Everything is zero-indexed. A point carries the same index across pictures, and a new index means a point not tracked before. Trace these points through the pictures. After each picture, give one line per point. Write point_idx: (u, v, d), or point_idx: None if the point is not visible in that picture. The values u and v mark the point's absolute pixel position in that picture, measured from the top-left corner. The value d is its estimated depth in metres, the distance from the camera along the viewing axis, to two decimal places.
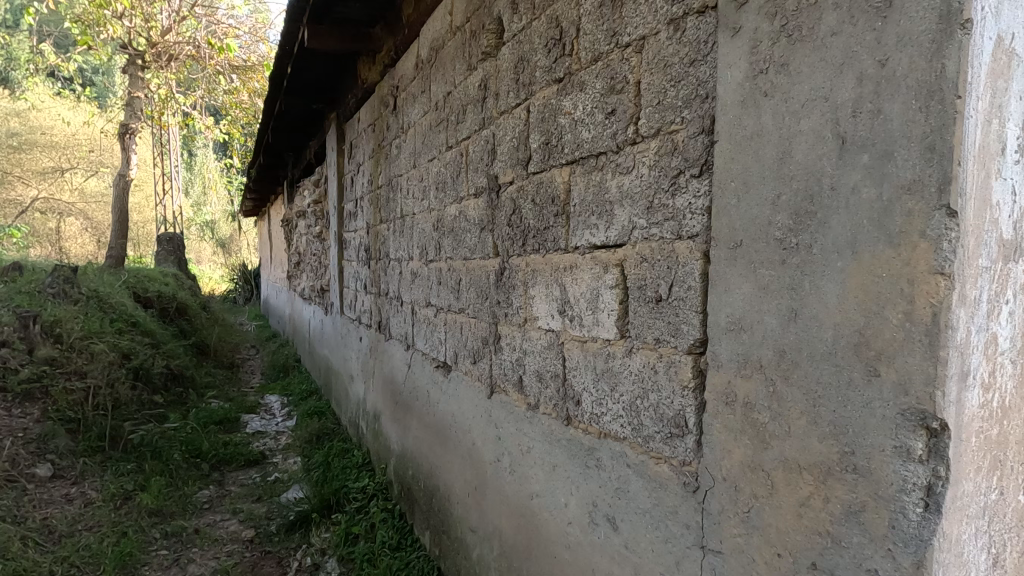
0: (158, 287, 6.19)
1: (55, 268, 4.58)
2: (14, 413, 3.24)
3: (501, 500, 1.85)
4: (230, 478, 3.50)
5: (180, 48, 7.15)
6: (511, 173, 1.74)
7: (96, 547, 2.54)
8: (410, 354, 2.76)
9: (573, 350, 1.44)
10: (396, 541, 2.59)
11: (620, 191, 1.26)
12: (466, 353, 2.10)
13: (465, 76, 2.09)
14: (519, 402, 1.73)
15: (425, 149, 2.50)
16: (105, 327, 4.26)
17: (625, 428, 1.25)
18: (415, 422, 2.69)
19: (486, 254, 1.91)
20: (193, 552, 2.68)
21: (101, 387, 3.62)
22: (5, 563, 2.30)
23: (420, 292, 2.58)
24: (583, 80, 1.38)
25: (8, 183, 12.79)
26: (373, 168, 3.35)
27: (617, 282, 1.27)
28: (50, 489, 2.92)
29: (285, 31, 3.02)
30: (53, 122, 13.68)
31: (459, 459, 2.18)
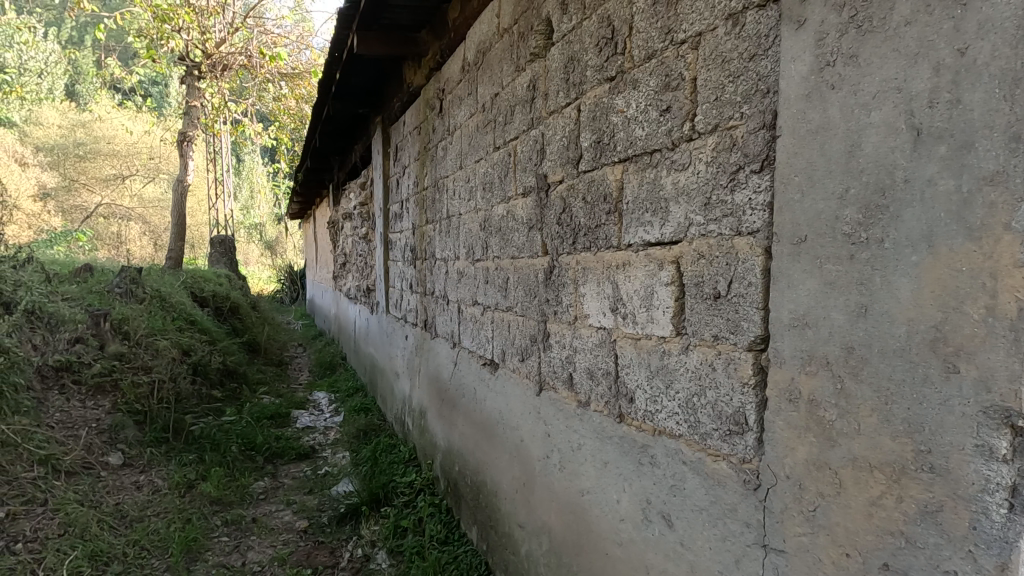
0: (212, 287, 6.47)
1: (122, 269, 4.86)
2: (88, 405, 3.40)
3: (550, 496, 1.87)
4: (283, 471, 3.64)
5: (233, 59, 7.44)
6: (561, 172, 1.76)
7: (164, 532, 2.69)
8: (456, 352, 2.81)
9: (625, 347, 1.44)
10: (443, 535, 2.64)
11: (675, 187, 1.25)
12: (514, 350, 2.12)
13: (512, 77, 2.12)
14: (568, 399, 1.74)
15: (471, 150, 2.54)
16: (167, 325, 4.50)
17: (681, 425, 1.25)
18: (461, 419, 2.74)
19: (535, 253, 1.93)
20: (251, 541, 2.82)
21: (165, 382, 3.84)
22: (85, 543, 2.45)
23: (466, 291, 2.62)
24: (637, 78, 1.38)
25: (75, 190, 13.41)
26: (419, 169, 3.42)
27: (672, 279, 1.27)
28: (121, 476, 3.09)
29: (336, 38, 3.12)
30: (115, 131, 14.73)
31: (507, 456, 2.21)
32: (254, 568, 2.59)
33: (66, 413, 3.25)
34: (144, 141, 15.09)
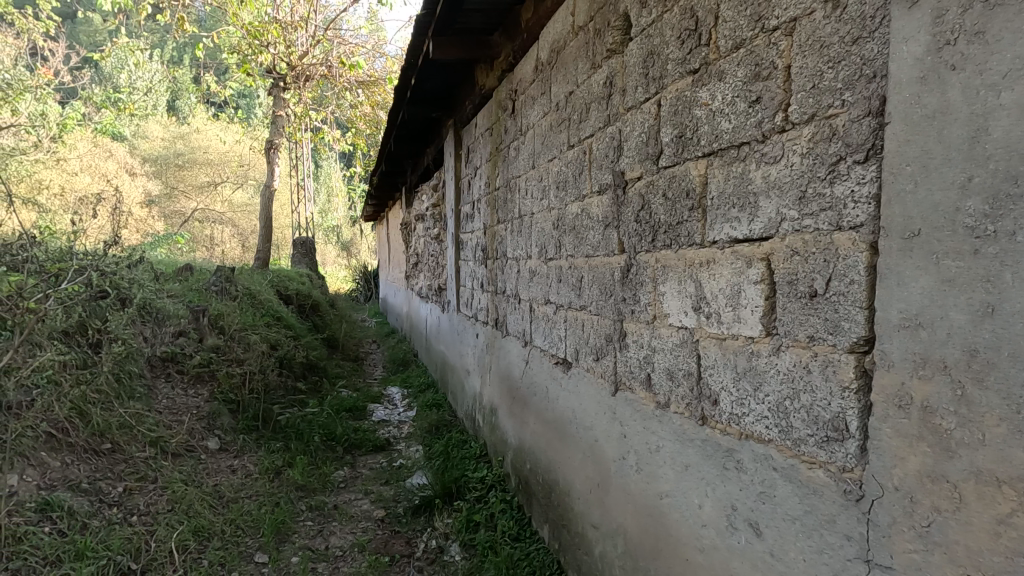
0: (296, 286, 6.88)
1: (218, 268, 5.26)
2: (190, 393, 3.71)
3: (626, 497, 1.84)
4: (361, 461, 3.81)
5: (315, 70, 7.86)
6: (639, 169, 1.73)
7: (256, 513, 2.88)
8: (528, 350, 2.82)
9: (709, 347, 1.40)
10: (515, 531, 2.67)
11: (766, 181, 1.20)
12: (588, 349, 2.11)
13: (588, 75, 2.10)
14: (646, 400, 1.71)
15: (545, 150, 2.55)
16: (257, 321, 4.83)
17: (771, 430, 1.19)
18: (532, 417, 2.75)
19: (611, 251, 1.91)
20: (333, 526, 2.97)
21: (255, 374, 4.12)
22: (189, 519, 2.67)
23: (538, 290, 2.63)
24: (722, 69, 1.33)
25: (175, 197, 14.51)
26: (491, 170, 3.47)
27: (762, 276, 1.21)
28: (219, 460, 3.36)
29: (412, 45, 3.23)
30: (210, 142, 16.25)
31: (580, 455, 2.20)
32: (336, 553, 2.73)
33: (171, 400, 3.56)
34: (235, 150, 16.42)
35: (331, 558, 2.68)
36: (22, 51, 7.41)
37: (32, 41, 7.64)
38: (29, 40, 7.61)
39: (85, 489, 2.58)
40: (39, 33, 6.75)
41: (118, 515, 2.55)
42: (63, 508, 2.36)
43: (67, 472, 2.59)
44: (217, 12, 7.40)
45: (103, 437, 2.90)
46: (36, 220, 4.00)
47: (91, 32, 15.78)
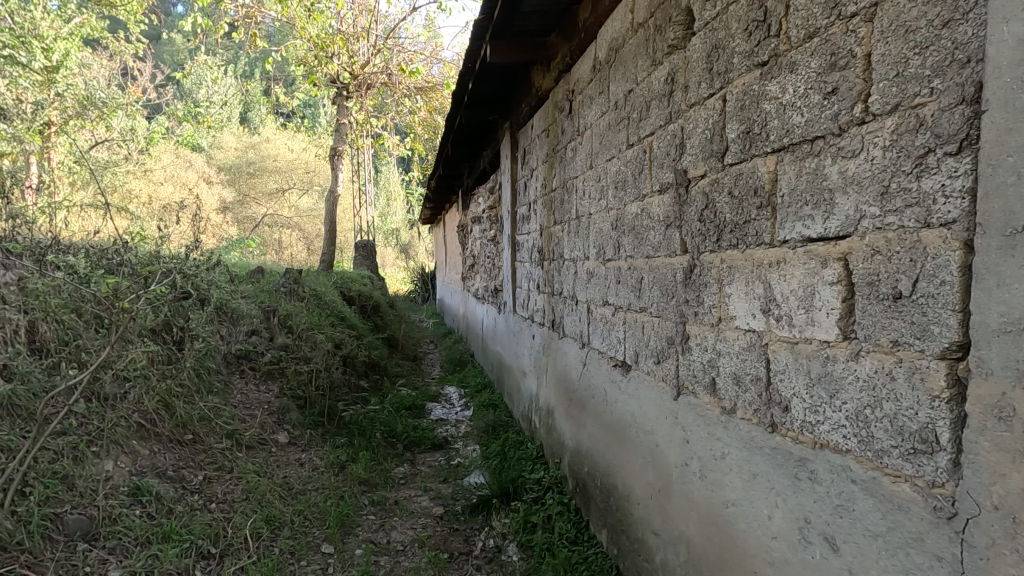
0: (358, 287, 7.13)
1: (286, 271, 5.53)
2: (262, 389, 3.93)
3: (689, 504, 1.79)
4: (420, 459, 3.90)
5: (376, 78, 8.12)
6: (703, 166, 1.68)
7: (323, 505, 3.00)
8: (585, 352, 2.80)
9: (780, 351, 1.34)
10: (573, 534, 2.65)
11: (843, 176, 1.14)
12: (648, 352, 2.07)
13: (648, 72, 2.06)
14: (711, 405, 1.66)
15: (603, 149, 2.52)
16: (322, 321, 5.04)
17: (849, 439, 1.13)
18: (590, 420, 2.73)
19: (673, 252, 1.87)
20: (394, 521, 3.05)
21: (321, 371, 4.30)
22: (262, 508, 2.82)
23: (596, 291, 2.60)
24: (794, 60, 1.27)
25: (247, 204, 15.39)
26: (547, 171, 3.47)
27: (839, 277, 1.15)
28: (289, 453, 3.53)
29: (470, 49, 3.27)
30: (279, 150, 17.12)
31: (640, 460, 2.16)
32: (398, 547, 2.80)
33: (245, 395, 3.77)
34: (301, 158, 17.23)
35: (393, 552, 2.76)
36: (116, 71, 8.07)
37: (124, 62, 8.30)
38: (122, 62, 8.28)
39: (170, 476, 2.77)
40: (130, 54, 7.31)
41: (199, 501, 2.72)
42: (152, 493, 2.55)
43: (154, 459, 2.80)
44: (286, 27, 7.78)
45: (186, 428, 3.10)
46: (128, 227, 4.33)
47: (174, 52, 16.99)
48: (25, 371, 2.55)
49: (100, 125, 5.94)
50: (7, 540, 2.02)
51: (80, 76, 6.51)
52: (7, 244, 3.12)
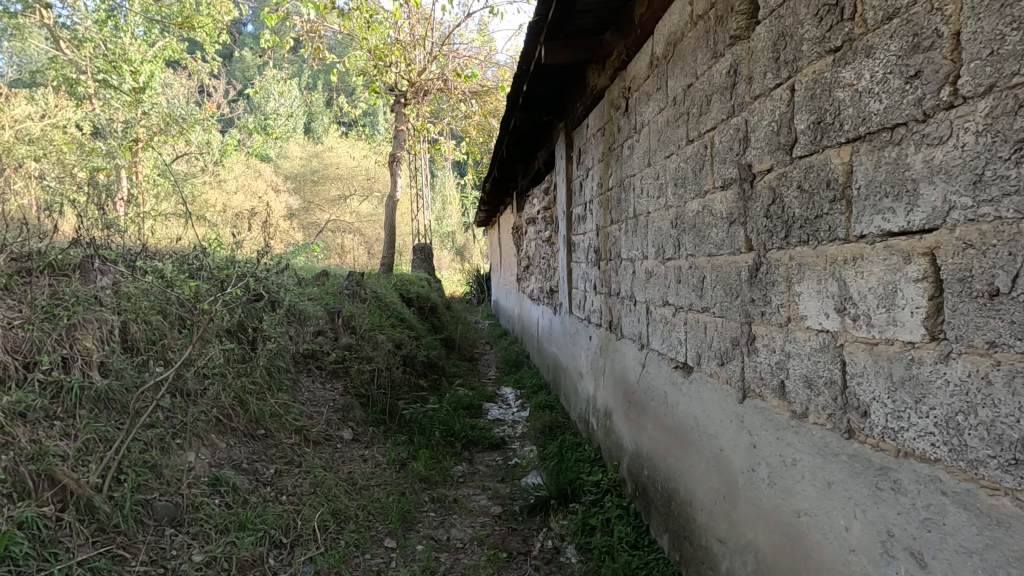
0: (417, 289, 7.32)
1: (349, 273, 5.75)
2: (327, 387, 4.11)
3: (757, 512, 1.72)
4: (478, 458, 3.95)
5: (432, 84, 8.29)
6: (770, 161, 1.61)
7: (385, 501, 3.09)
8: (645, 354, 2.74)
9: (857, 353, 1.26)
10: (633, 538, 2.61)
11: (928, 165, 1.06)
12: (712, 353, 2.00)
13: (709, 65, 2.00)
14: (780, 409, 1.59)
15: (661, 146, 2.46)
16: (383, 322, 5.21)
17: (938, 448, 1.05)
18: (650, 423, 2.67)
19: (736, 249, 1.80)
20: (454, 518, 3.11)
21: (383, 371, 4.43)
22: (328, 502, 2.93)
23: (656, 291, 2.55)
24: (871, 45, 1.20)
25: (312, 211, 16.15)
26: (603, 170, 3.42)
27: (925, 274, 1.07)
28: (353, 449, 3.66)
29: (524, 52, 3.26)
30: (341, 158, 17.86)
31: (704, 465, 2.09)
32: (457, 544, 2.85)
33: (312, 392, 3.95)
34: (362, 165, 17.91)
35: (453, 550, 2.81)
36: (194, 89, 8.68)
37: (201, 80, 8.89)
38: (200, 79, 8.87)
39: (246, 468, 2.94)
40: (206, 73, 7.83)
41: (271, 493, 2.87)
42: (229, 484, 2.72)
43: (231, 452, 2.97)
44: (347, 39, 8.06)
45: (258, 423, 3.28)
46: (206, 233, 4.63)
47: (245, 69, 18.05)
48: (119, 367, 2.77)
49: (182, 140, 6.40)
50: (106, 522, 2.20)
51: (164, 94, 7.01)
52: (102, 251, 3.40)
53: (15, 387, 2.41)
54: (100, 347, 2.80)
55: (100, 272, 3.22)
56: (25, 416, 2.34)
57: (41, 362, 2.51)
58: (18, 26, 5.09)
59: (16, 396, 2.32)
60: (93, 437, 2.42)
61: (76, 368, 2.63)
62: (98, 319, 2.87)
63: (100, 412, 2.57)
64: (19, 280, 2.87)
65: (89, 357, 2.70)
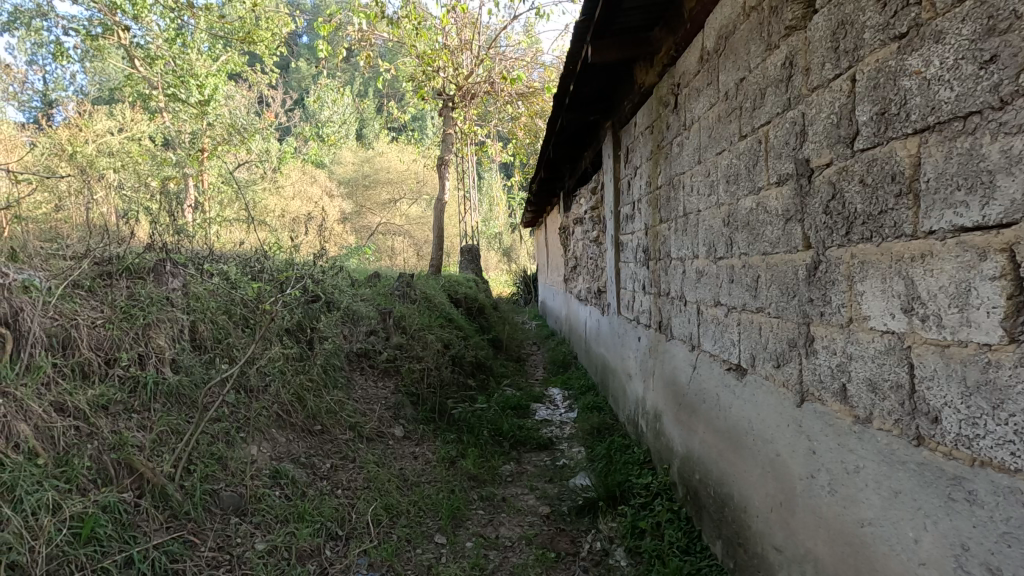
0: (465, 290, 7.42)
1: (400, 275, 5.90)
2: (379, 385, 4.22)
3: (816, 521, 1.65)
4: (526, 458, 3.97)
5: (478, 87, 8.38)
6: (829, 155, 1.55)
7: (435, 497, 3.15)
8: (696, 355, 2.68)
9: (927, 355, 1.20)
10: (685, 544, 2.55)
11: (1006, 156, 1.00)
12: (767, 355, 1.94)
13: (764, 57, 1.94)
14: (842, 414, 1.52)
15: (712, 143, 2.41)
16: (432, 323, 5.31)
17: (1019, 458, 0.98)
18: (702, 425, 2.60)
19: (794, 248, 1.74)
20: (502, 517, 3.14)
21: (432, 370, 4.52)
22: (381, 497, 3.01)
23: (707, 291, 2.48)
24: (940, 30, 1.14)
25: (364, 214, 16.67)
26: (652, 168, 3.36)
27: (1002, 272, 1.01)
28: (404, 446, 3.74)
29: (570, 52, 3.24)
30: (391, 163, 18.32)
31: (759, 470, 2.02)
32: (506, 543, 2.88)
33: (365, 390, 4.08)
34: (411, 169, 18.33)
35: (502, 548, 2.84)
36: (254, 100, 9.12)
37: (261, 92, 9.33)
38: (260, 91, 9.32)
39: (304, 462, 3.07)
40: (265, 85, 8.22)
41: (327, 486, 2.98)
42: (289, 476, 2.84)
43: (290, 447, 3.11)
44: (396, 46, 8.26)
45: (316, 419, 3.42)
46: (266, 237, 4.86)
47: (301, 79, 18.83)
48: (189, 365, 2.95)
49: (243, 149, 6.71)
50: (178, 509, 2.35)
51: (227, 106, 7.39)
52: (173, 254, 3.63)
53: (98, 382, 2.60)
54: (172, 345, 2.99)
55: (172, 274, 3.44)
56: (107, 408, 2.52)
57: (121, 359, 2.70)
58: (98, 47, 5.49)
59: (100, 389, 2.51)
60: (166, 429, 2.59)
61: (151, 364, 2.81)
62: (170, 319, 3.07)
63: (171, 406, 2.74)
64: (101, 283, 3.09)
65: (162, 354, 2.89)
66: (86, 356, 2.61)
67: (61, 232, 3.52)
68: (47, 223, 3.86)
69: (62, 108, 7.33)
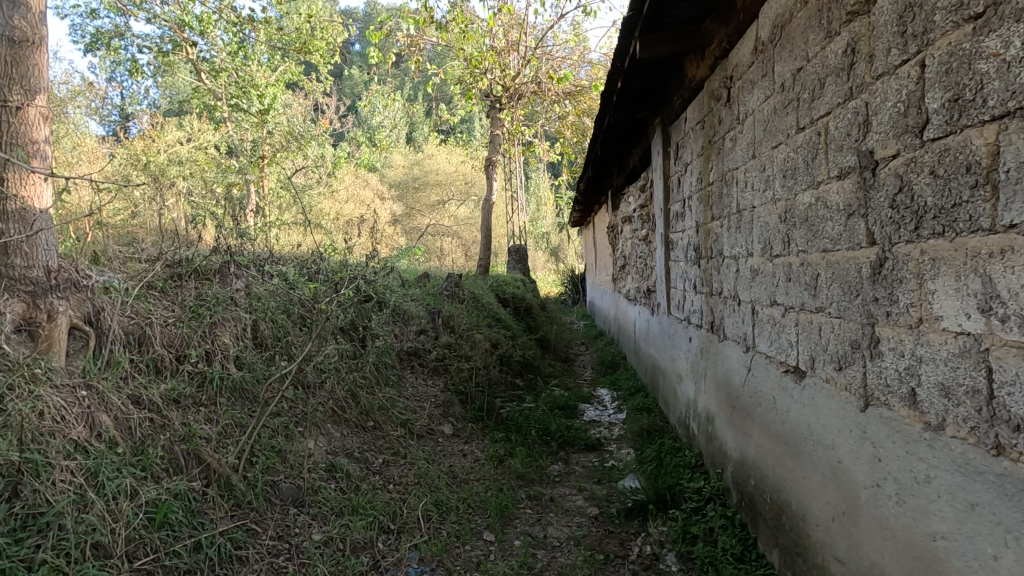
0: (512, 290, 7.47)
1: (449, 275, 6.00)
2: (429, 383, 4.31)
3: (882, 532, 1.57)
4: (574, 458, 3.95)
5: (526, 88, 8.33)
6: (895, 146, 1.47)
7: (484, 495, 3.18)
8: (750, 357, 2.59)
9: (1007, 359, 1.12)
10: (740, 551, 2.47)
11: None
12: (827, 357, 1.86)
13: (823, 45, 1.85)
14: (911, 420, 1.43)
15: (768, 137, 2.32)
16: (481, 323, 5.37)
17: None
18: (757, 430, 2.52)
19: (857, 244, 1.65)
20: (550, 516, 3.14)
21: (480, 369, 4.57)
22: (432, 493, 3.07)
23: (763, 290, 2.40)
24: (1022, 7, 1.06)
25: (414, 216, 17.05)
26: (704, 165, 3.27)
27: None
28: (453, 443, 3.80)
29: (619, 48, 3.19)
30: (440, 165, 18.65)
31: (819, 478, 1.94)
32: (554, 543, 2.87)
33: (415, 388, 4.17)
34: (459, 171, 18.60)
35: (550, 547, 2.84)
36: (310, 108, 9.49)
37: (317, 99, 9.70)
38: (315, 99, 9.70)
39: (358, 457, 3.17)
40: (319, 93, 8.54)
41: (380, 481, 3.06)
42: (343, 470, 2.94)
43: (345, 442, 3.22)
44: (444, 50, 8.33)
45: (368, 415, 3.53)
46: (321, 239, 5.04)
47: (354, 85, 19.46)
48: (251, 362, 3.11)
49: (300, 154, 7.00)
50: (241, 498, 2.48)
51: (286, 115, 7.74)
52: (237, 257, 3.83)
53: (170, 376, 2.77)
54: (236, 343, 3.16)
55: (236, 275, 3.63)
56: (178, 401, 2.69)
57: (190, 356, 2.88)
58: (169, 63, 5.86)
59: (171, 384, 2.67)
60: (231, 423, 2.74)
61: (217, 360, 2.98)
62: (234, 318, 3.24)
63: (236, 401, 2.90)
64: (172, 284, 3.30)
65: (227, 351, 3.05)
66: (159, 353, 2.78)
67: (137, 237, 3.78)
68: (124, 229, 4.13)
69: (138, 121, 7.86)
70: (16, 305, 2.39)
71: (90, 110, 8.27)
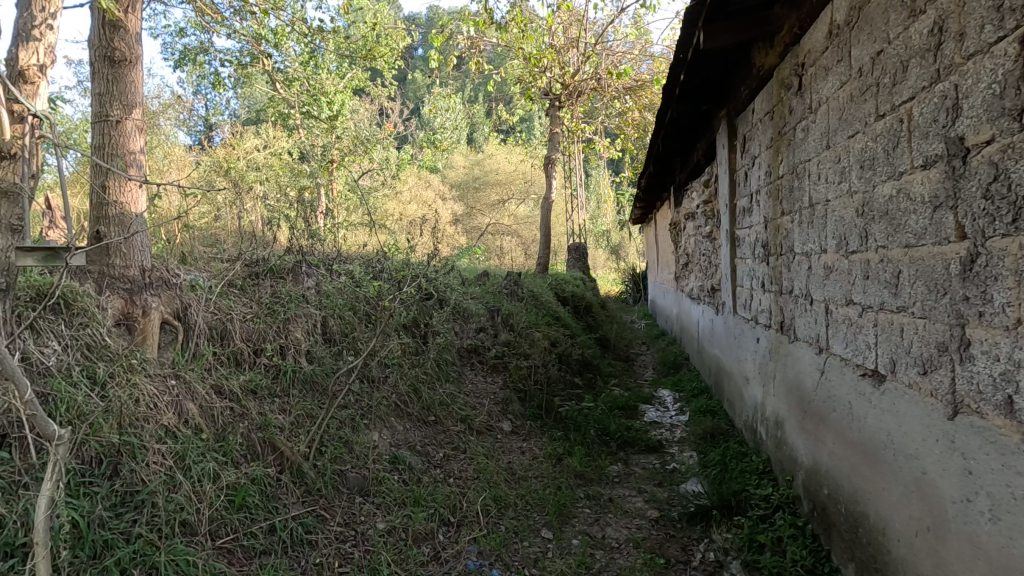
0: (571, 288, 7.43)
1: (508, 274, 6.05)
2: (489, 380, 4.39)
3: (974, 551, 1.44)
4: (634, 459, 3.88)
5: (585, 84, 8.30)
6: (989, 132, 1.35)
7: (542, 493, 3.19)
8: (824, 358, 2.45)
9: None
10: (811, 563, 2.35)
11: None
12: (911, 361, 1.73)
13: (907, 24, 1.72)
14: (1008, 430, 1.31)
15: (843, 125, 2.19)
16: (539, 321, 5.37)
17: None
18: (831, 436, 2.38)
19: (944, 239, 1.53)
20: (609, 517, 3.10)
21: (539, 367, 4.58)
22: (490, 488, 3.11)
23: (838, 288, 2.26)
24: None
25: (474, 216, 17.30)
26: (773, 157, 3.12)
27: None
28: (512, 440, 3.83)
29: (681, 40, 3.10)
30: (500, 164, 18.81)
31: (901, 490, 1.80)
32: (613, 544, 2.84)
33: (475, 385, 4.24)
34: (519, 170, 18.67)
35: (608, 548, 2.81)
36: (375, 113, 9.83)
37: (382, 104, 10.03)
38: (380, 104, 10.03)
39: (420, 450, 3.26)
40: (384, 98, 8.84)
41: (440, 474, 3.14)
42: (406, 463, 3.04)
43: (407, 435, 3.32)
44: (504, 51, 8.45)
45: (430, 410, 3.62)
46: (386, 240, 5.22)
47: (417, 89, 19.98)
48: (321, 356, 3.26)
49: (366, 158, 7.25)
50: (312, 485, 2.61)
51: (353, 120, 8.06)
52: (309, 257, 4.03)
53: (248, 369, 2.97)
54: (307, 338, 3.33)
55: (307, 274, 3.83)
56: (255, 392, 2.87)
57: (266, 350, 3.06)
58: (247, 76, 6.26)
59: (249, 375, 2.86)
60: (302, 414, 2.89)
61: (290, 355, 3.15)
62: (305, 314, 3.42)
63: (306, 393, 3.05)
64: (251, 282, 3.52)
65: (299, 346, 3.22)
66: (238, 347, 2.98)
67: (220, 238, 4.07)
68: (208, 231, 4.45)
69: (221, 131, 8.45)
70: (117, 301, 2.66)
71: (179, 121, 8.97)
